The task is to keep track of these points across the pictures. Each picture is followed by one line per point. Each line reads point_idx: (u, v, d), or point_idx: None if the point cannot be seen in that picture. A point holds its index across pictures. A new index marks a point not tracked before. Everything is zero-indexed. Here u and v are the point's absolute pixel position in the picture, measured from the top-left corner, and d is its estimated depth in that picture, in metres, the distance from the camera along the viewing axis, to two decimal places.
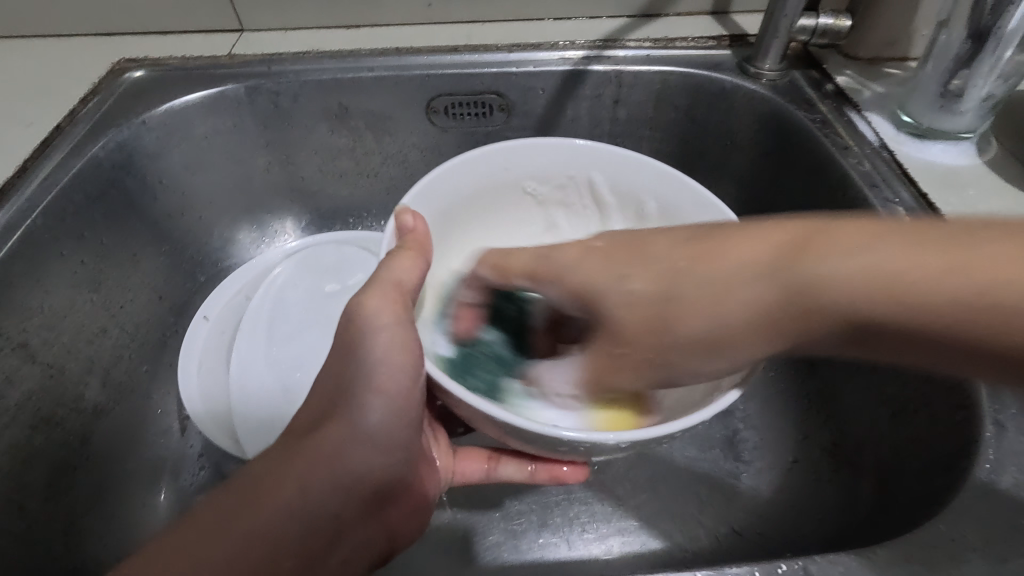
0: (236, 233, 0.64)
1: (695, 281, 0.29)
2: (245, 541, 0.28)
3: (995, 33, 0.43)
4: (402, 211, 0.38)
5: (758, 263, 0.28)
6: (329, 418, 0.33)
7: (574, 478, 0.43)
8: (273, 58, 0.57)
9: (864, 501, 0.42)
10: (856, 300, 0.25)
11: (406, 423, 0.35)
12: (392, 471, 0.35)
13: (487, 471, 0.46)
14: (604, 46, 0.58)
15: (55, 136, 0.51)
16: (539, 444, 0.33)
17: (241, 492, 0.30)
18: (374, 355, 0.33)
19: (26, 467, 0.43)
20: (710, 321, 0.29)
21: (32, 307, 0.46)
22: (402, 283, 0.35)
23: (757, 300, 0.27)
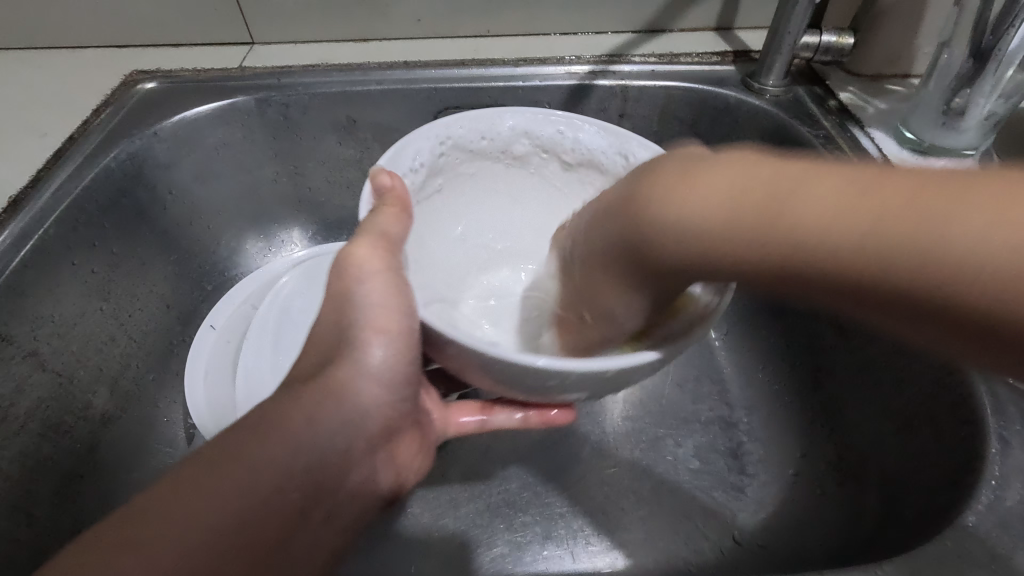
0: (244, 241, 0.65)
1: (676, 212, 0.26)
2: (260, 470, 0.29)
3: (996, 53, 0.43)
4: (378, 170, 0.36)
5: (712, 193, 0.25)
6: (335, 357, 0.33)
7: (563, 421, 0.44)
8: (284, 71, 0.58)
9: (866, 515, 0.42)
10: (793, 261, 0.23)
11: (412, 365, 0.34)
12: (397, 410, 0.36)
13: (480, 421, 0.46)
14: (609, 61, 0.59)
15: (69, 146, 0.52)
16: (527, 388, 0.32)
17: (254, 425, 0.31)
18: (371, 300, 0.33)
19: (34, 475, 0.44)
20: (680, 228, 0.26)
21: (43, 315, 0.46)
22: (389, 234, 0.34)
23: (719, 218, 0.25)
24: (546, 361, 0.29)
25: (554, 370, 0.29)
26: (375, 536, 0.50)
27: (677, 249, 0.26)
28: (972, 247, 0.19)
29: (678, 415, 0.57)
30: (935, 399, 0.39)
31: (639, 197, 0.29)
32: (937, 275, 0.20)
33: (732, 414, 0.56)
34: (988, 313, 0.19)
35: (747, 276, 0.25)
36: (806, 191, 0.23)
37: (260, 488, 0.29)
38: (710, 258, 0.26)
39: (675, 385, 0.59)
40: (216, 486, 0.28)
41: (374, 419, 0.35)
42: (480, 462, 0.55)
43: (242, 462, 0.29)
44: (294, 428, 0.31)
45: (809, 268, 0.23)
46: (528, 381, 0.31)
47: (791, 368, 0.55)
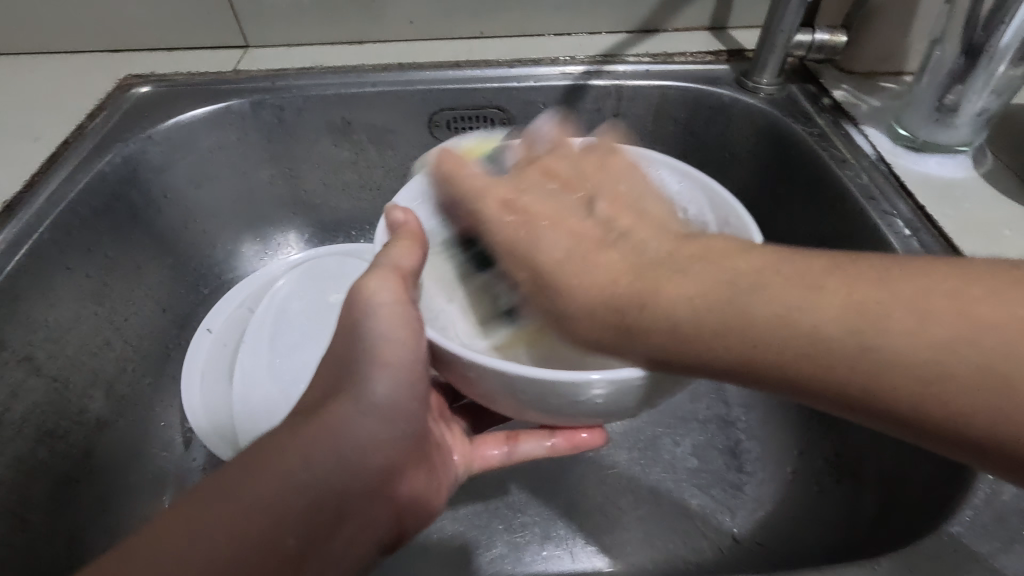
0: (240, 245, 0.65)
1: (666, 304, 0.29)
2: (248, 508, 0.28)
3: (988, 49, 0.44)
4: (391, 208, 0.38)
5: (705, 292, 0.28)
6: (338, 391, 0.33)
7: (592, 443, 0.44)
8: (278, 74, 0.58)
9: (864, 512, 0.42)
10: (797, 366, 0.25)
11: (414, 395, 0.35)
12: (400, 448, 0.35)
13: (506, 452, 0.46)
14: (603, 61, 0.59)
15: (63, 151, 0.52)
16: (553, 412, 0.33)
17: (249, 462, 0.30)
18: (375, 332, 0.33)
19: (30, 480, 0.44)
20: (671, 318, 0.28)
21: (37, 319, 0.46)
22: (401, 266, 0.35)
23: (706, 317, 0.27)
24: (602, 376, 0.30)
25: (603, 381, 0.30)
26: None
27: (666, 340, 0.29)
28: (931, 354, 0.23)
29: (675, 414, 0.57)
30: None
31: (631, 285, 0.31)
32: (915, 380, 0.23)
33: (730, 413, 0.56)
34: (954, 416, 0.22)
35: (724, 370, 0.27)
36: (793, 298, 0.26)
37: (250, 528, 0.28)
38: (692, 355, 0.28)
39: None
40: (202, 526, 0.27)
41: (375, 458, 0.33)
42: None
43: (229, 501, 0.28)
44: (287, 464, 0.30)
45: (787, 370, 0.26)
46: (560, 406, 0.32)
47: None
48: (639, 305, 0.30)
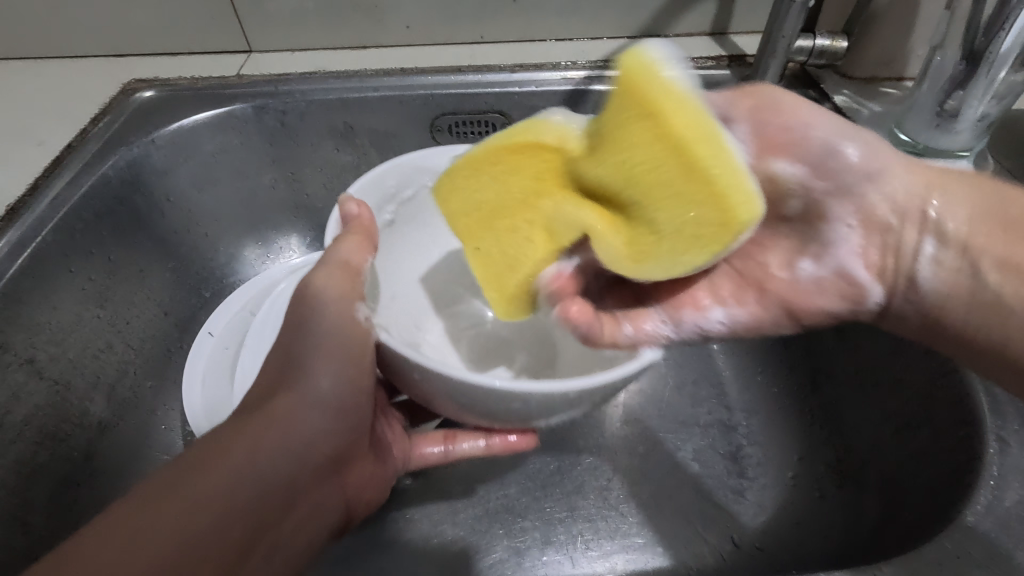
0: (242, 248, 0.65)
1: None
2: (195, 503, 0.27)
3: (988, 55, 0.44)
4: (345, 200, 0.38)
5: None
6: (279, 387, 0.33)
7: (525, 446, 0.45)
8: (281, 79, 0.59)
9: (867, 519, 0.42)
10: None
11: (360, 390, 0.35)
12: (344, 438, 0.35)
13: (444, 451, 0.46)
14: (604, 66, 0.59)
15: (67, 154, 0.52)
16: (501, 412, 0.34)
17: (194, 456, 0.29)
18: (320, 326, 0.34)
19: (30, 483, 0.44)
20: None
21: (40, 322, 0.46)
22: (351, 263, 0.35)
23: None
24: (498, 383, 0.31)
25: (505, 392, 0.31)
26: (373, 541, 0.50)
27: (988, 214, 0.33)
28: None
29: (677, 419, 0.56)
30: (933, 401, 0.40)
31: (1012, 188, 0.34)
32: None
33: (732, 417, 0.56)
34: None
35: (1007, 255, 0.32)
36: None
37: (201, 522, 0.27)
38: (1013, 233, 0.32)
39: (673, 389, 0.58)
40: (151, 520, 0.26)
41: (320, 447, 0.33)
42: (479, 467, 0.54)
43: (180, 496, 0.27)
44: (234, 458, 0.29)
45: None
46: (494, 409, 0.34)
47: (790, 371, 0.55)
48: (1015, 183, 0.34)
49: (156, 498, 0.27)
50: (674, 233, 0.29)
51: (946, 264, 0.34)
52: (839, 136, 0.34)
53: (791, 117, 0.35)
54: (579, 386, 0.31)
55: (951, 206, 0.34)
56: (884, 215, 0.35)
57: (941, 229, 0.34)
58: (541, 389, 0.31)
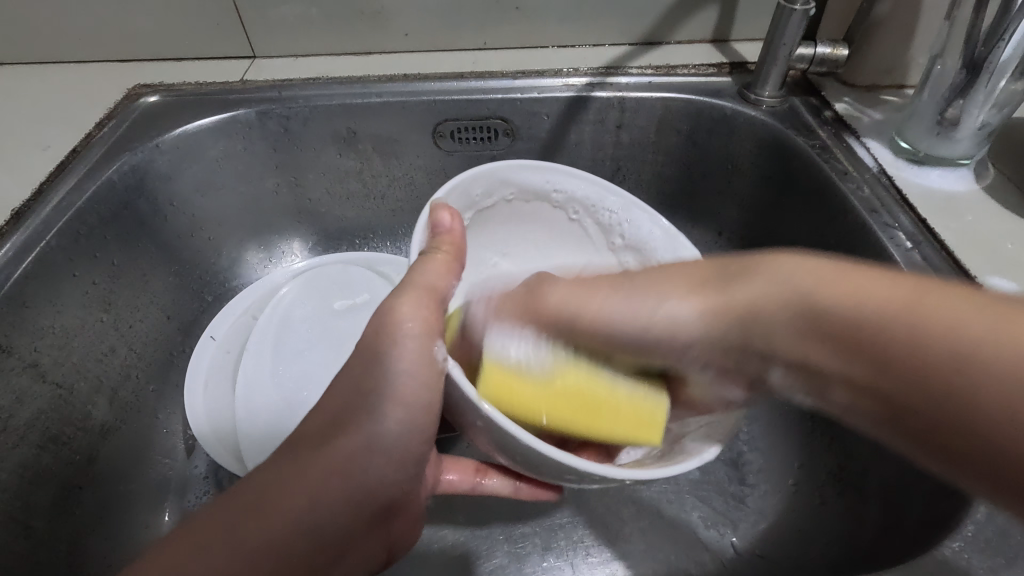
0: (245, 253, 0.65)
1: (847, 302, 0.26)
2: (251, 551, 0.28)
3: (989, 63, 0.44)
4: (439, 208, 0.39)
5: (877, 295, 0.26)
6: (343, 426, 0.33)
7: (549, 497, 0.47)
8: (284, 84, 0.59)
9: (867, 529, 0.41)
10: (912, 363, 0.24)
11: (420, 441, 0.35)
12: (397, 486, 0.36)
13: (472, 484, 0.46)
14: (606, 73, 0.60)
15: (72, 159, 0.53)
16: (513, 457, 0.34)
17: (251, 497, 0.30)
18: (397, 365, 0.33)
19: (33, 486, 0.44)
20: (852, 296, 0.26)
21: (43, 326, 0.46)
22: (435, 288, 0.36)
23: (882, 299, 0.26)
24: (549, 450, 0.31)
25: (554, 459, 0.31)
26: None
27: (804, 323, 0.28)
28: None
29: None
30: None
31: (795, 296, 0.28)
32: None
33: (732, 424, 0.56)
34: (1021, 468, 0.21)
35: (851, 365, 0.26)
36: (933, 310, 0.24)
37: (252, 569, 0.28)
38: (863, 327, 0.26)
39: None
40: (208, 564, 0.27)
41: (374, 495, 0.34)
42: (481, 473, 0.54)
43: (235, 541, 0.28)
44: (289, 505, 0.30)
45: (911, 368, 0.24)
46: (533, 461, 0.33)
47: None
48: (773, 268, 0.30)
49: (213, 539, 0.28)
50: (630, 422, 0.35)
51: (796, 376, 0.29)
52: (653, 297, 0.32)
53: (590, 307, 0.34)
54: (632, 476, 0.33)
55: (767, 329, 0.29)
56: (726, 361, 0.32)
57: (785, 360, 0.29)
58: (592, 465, 0.32)
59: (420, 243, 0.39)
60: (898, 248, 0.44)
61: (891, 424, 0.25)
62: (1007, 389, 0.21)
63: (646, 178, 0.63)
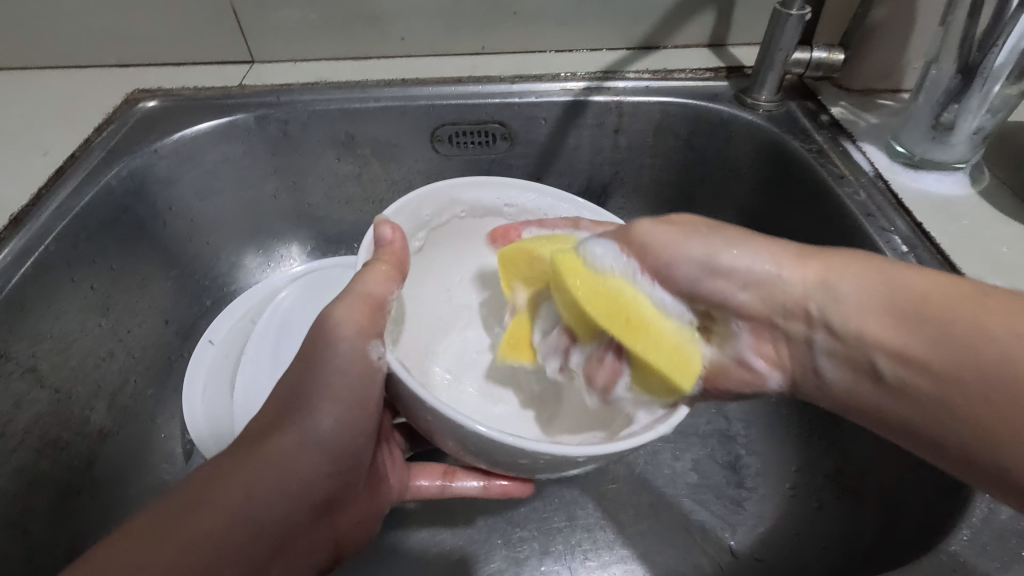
0: (244, 257, 0.65)
1: (920, 296, 0.29)
2: (188, 546, 0.29)
3: (983, 69, 0.44)
4: (379, 222, 0.37)
5: (944, 291, 0.29)
6: (280, 425, 0.34)
7: (521, 492, 0.46)
8: (283, 89, 0.59)
9: (865, 532, 0.41)
10: (982, 363, 0.26)
11: (359, 434, 0.36)
12: (340, 481, 0.36)
13: (441, 486, 0.47)
14: (604, 77, 0.60)
15: (71, 164, 0.53)
16: (507, 463, 0.34)
17: (189, 494, 0.31)
18: (332, 366, 0.34)
19: (31, 491, 0.44)
20: (927, 286, 0.29)
21: (42, 330, 0.46)
22: (373, 294, 0.35)
23: (949, 296, 0.28)
24: (506, 437, 0.31)
25: (519, 447, 0.31)
26: (371, 551, 0.50)
27: (876, 310, 0.31)
28: None
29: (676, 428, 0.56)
30: None
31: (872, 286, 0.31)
32: None
33: (730, 427, 0.56)
34: None
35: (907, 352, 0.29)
36: (996, 318, 0.27)
37: (189, 566, 0.28)
38: (925, 322, 0.29)
39: None
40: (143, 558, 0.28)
41: (316, 489, 0.35)
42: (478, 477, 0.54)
43: (173, 537, 0.29)
44: (227, 501, 0.31)
45: (956, 367, 0.27)
46: (496, 455, 0.33)
47: None
48: (872, 261, 0.32)
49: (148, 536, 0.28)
50: (670, 356, 0.34)
51: (847, 362, 0.32)
52: (720, 247, 0.35)
53: (670, 246, 0.35)
54: (589, 453, 0.31)
55: (841, 300, 0.32)
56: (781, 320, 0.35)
57: (840, 328, 0.32)
58: (551, 448, 0.31)
59: (364, 259, 0.37)
60: (892, 253, 0.44)
61: (918, 410, 0.29)
62: None
63: (643, 182, 0.64)
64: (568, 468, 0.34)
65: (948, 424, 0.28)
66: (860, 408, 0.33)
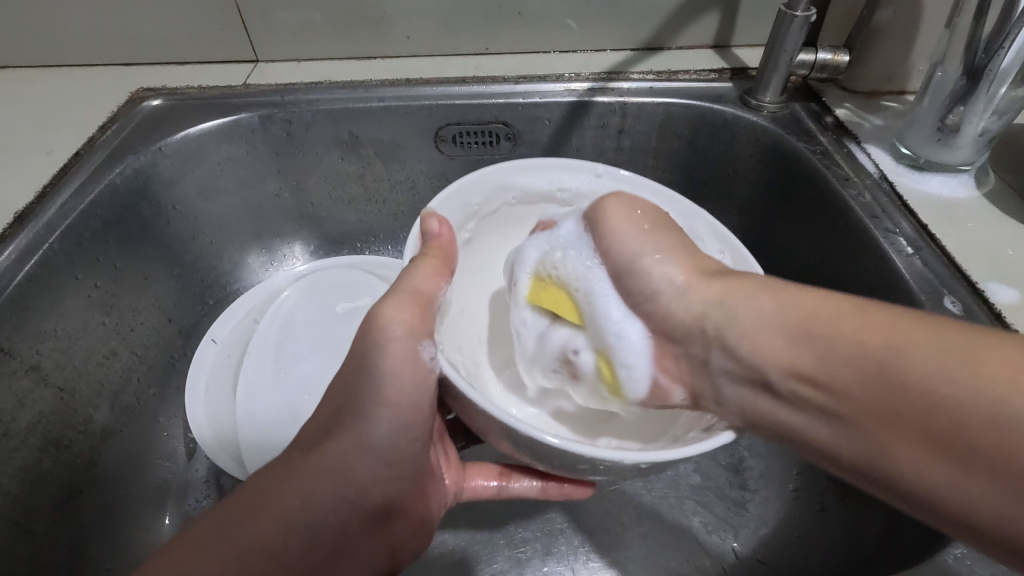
0: (247, 256, 0.65)
1: (816, 318, 0.28)
2: (246, 552, 0.30)
3: (989, 71, 0.44)
4: (428, 215, 0.37)
5: (837, 313, 0.27)
6: (335, 430, 0.34)
7: (580, 495, 0.45)
8: (287, 88, 0.59)
9: (866, 536, 0.41)
10: (866, 369, 0.25)
11: (413, 441, 0.35)
12: (395, 487, 0.36)
13: (496, 488, 0.45)
14: (608, 78, 0.60)
15: (75, 163, 0.53)
16: (531, 458, 0.34)
17: (249, 500, 0.32)
18: (382, 369, 0.33)
19: (34, 490, 0.44)
20: (822, 305, 0.28)
21: (45, 329, 0.46)
22: (422, 292, 0.34)
23: (841, 317, 0.27)
24: (560, 442, 0.30)
25: (570, 451, 0.30)
26: None
27: (778, 337, 0.29)
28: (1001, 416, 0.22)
29: None
30: None
31: (769, 314, 0.30)
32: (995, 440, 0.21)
33: None
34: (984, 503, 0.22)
35: (817, 381, 0.27)
36: (893, 332, 0.25)
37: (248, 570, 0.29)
38: (824, 344, 0.27)
39: None
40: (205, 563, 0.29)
41: (369, 495, 0.35)
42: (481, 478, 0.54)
43: (232, 543, 0.30)
44: (283, 506, 0.32)
45: (865, 388, 0.25)
46: (552, 457, 0.32)
47: None
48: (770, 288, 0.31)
49: (209, 542, 0.30)
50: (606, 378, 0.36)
51: (751, 380, 0.30)
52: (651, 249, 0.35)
53: (618, 232, 0.36)
54: (653, 459, 0.29)
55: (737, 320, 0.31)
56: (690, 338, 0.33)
57: (736, 346, 0.30)
58: (614, 454, 0.29)
59: (412, 252, 0.37)
60: (896, 254, 0.44)
61: (846, 447, 0.26)
62: (960, 410, 0.22)
63: (646, 183, 0.64)
64: (604, 475, 0.33)
65: (847, 438, 0.26)
66: (765, 430, 0.30)
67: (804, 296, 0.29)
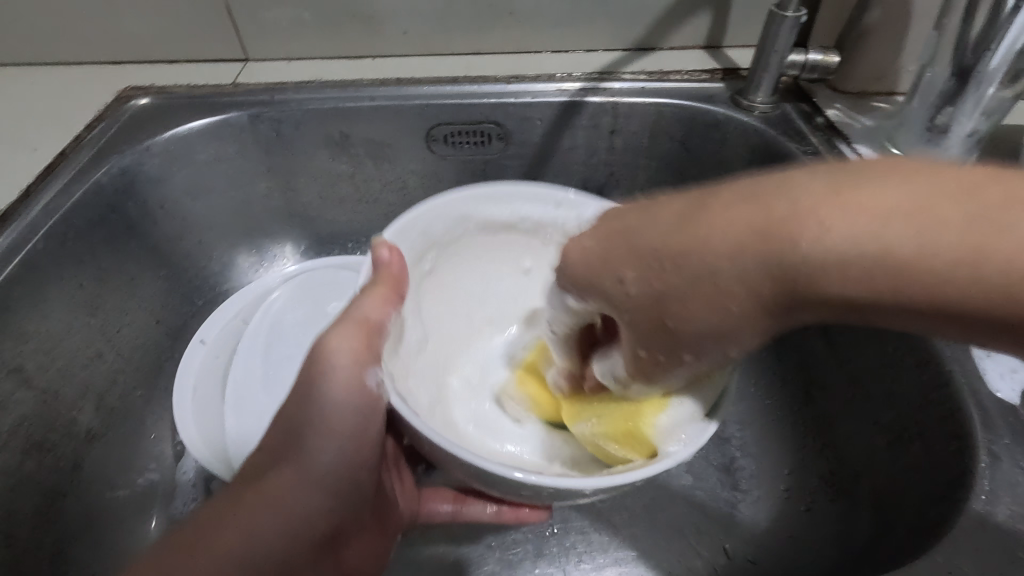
0: (235, 256, 0.64)
1: (843, 244, 0.21)
2: None
3: (977, 71, 0.44)
4: (378, 244, 0.37)
5: (871, 240, 0.21)
6: (276, 462, 0.34)
7: (534, 518, 0.47)
8: (277, 87, 0.59)
9: (860, 534, 0.41)
10: (903, 268, 0.20)
11: (358, 466, 0.37)
12: (338, 513, 0.37)
13: (452, 512, 0.47)
14: (599, 78, 0.60)
15: (60, 162, 0.52)
16: (505, 488, 0.33)
17: (183, 543, 0.31)
18: (331, 396, 0.34)
19: (16, 493, 0.43)
20: (841, 236, 0.21)
21: (28, 329, 0.46)
22: (370, 319, 0.34)
23: (883, 235, 0.21)
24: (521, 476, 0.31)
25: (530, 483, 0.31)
26: None
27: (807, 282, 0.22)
28: None
29: None
30: (926, 417, 0.39)
31: (785, 254, 0.22)
32: None
33: (725, 429, 0.55)
34: None
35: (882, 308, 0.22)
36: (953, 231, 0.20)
37: None
38: (876, 280, 0.21)
39: None
40: None
41: (314, 523, 0.35)
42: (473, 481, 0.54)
43: None
44: (226, 541, 0.31)
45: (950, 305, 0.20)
46: (504, 481, 0.32)
47: (782, 381, 0.54)
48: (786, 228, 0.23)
49: None
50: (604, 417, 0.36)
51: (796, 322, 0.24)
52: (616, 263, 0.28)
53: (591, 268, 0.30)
54: (595, 486, 0.31)
55: (715, 287, 0.24)
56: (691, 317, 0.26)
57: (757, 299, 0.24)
58: (557, 484, 0.31)
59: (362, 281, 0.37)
60: None
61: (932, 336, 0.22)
62: None
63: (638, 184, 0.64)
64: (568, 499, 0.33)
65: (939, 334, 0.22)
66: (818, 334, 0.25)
67: (801, 211, 0.23)
